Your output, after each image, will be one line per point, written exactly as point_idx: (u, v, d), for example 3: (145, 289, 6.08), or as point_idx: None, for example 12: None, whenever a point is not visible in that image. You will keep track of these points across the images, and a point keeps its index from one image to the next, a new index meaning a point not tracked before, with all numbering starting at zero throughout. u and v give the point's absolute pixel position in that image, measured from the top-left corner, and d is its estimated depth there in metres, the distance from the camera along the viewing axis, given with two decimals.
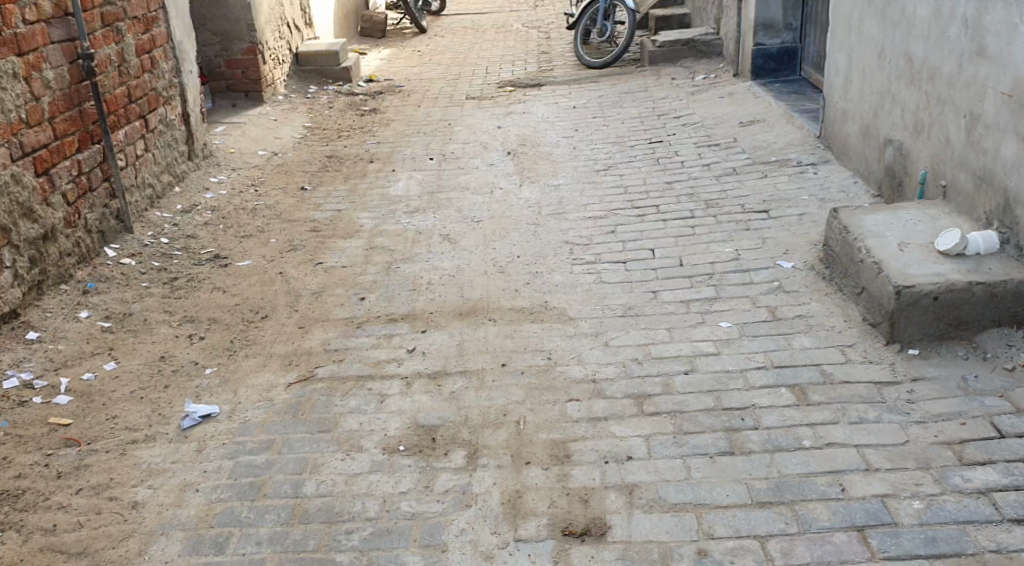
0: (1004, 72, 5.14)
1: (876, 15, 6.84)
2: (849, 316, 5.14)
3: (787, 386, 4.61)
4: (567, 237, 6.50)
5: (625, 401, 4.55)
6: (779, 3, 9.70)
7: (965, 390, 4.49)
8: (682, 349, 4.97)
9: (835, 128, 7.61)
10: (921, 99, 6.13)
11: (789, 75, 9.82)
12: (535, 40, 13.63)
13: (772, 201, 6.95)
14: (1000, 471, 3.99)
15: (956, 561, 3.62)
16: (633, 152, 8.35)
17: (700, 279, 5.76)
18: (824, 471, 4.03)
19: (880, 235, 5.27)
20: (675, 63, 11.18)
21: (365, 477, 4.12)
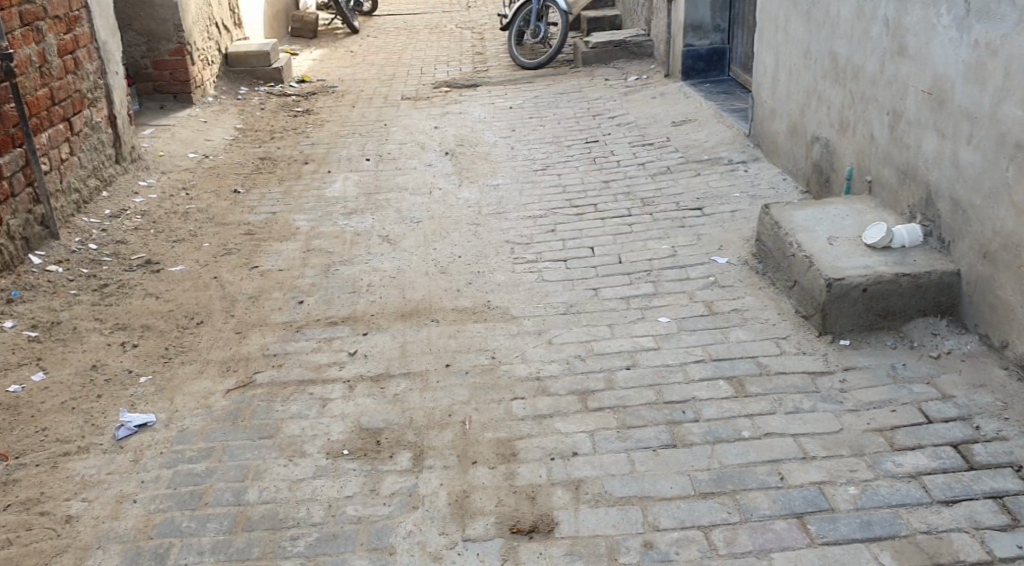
0: (923, 70, 5.19)
1: (801, 16, 6.93)
2: (783, 309, 5.20)
3: (725, 378, 4.64)
4: (508, 237, 6.48)
5: (569, 397, 4.54)
6: (708, 4, 9.75)
7: (894, 378, 4.56)
8: (624, 345, 4.98)
9: (765, 126, 7.70)
10: (846, 97, 6.22)
11: (718, 76, 9.91)
12: (469, 40, 13.62)
13: (706, 198, 7.00)
14: (929, 455, 4.05)
15: (890, 543, 3.66)
16: (570, 151, 8.37)
17: (639, 276, 5.79)
18: (763, 460, 4.06)
19: (810, 230, 5.34)
20: (608, 63, 11.24)
21: (309, 482, 4.06)
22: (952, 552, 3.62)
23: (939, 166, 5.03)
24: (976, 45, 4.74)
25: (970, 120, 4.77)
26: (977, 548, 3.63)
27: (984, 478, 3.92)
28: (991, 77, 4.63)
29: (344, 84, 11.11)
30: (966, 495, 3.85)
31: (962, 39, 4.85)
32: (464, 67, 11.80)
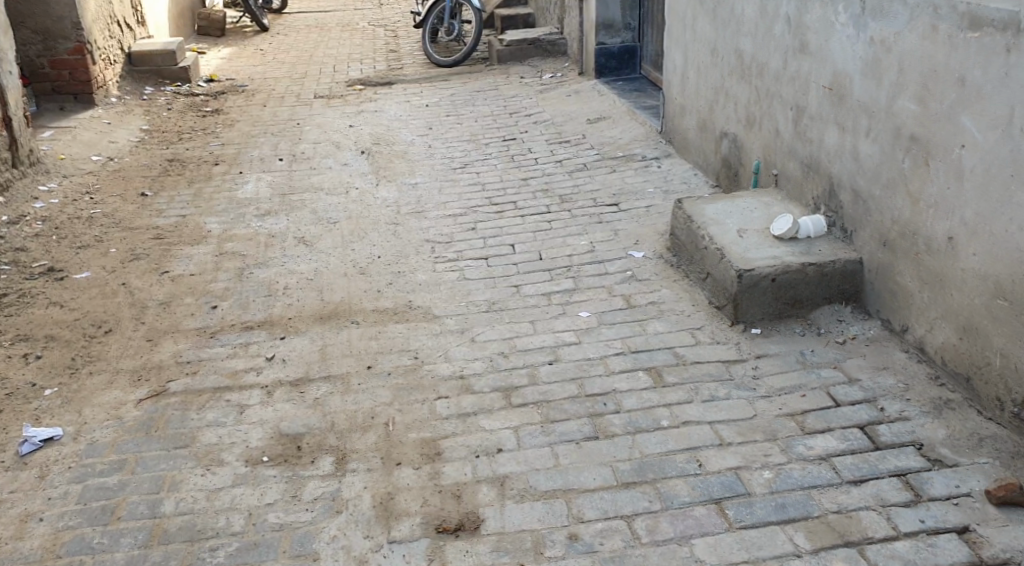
0: (823, 67, 5.28)
1: (708, 14, 7.01)
2: (697, 300, 5.25)
3: (644, 369, 4.66)
4: (428, 236, 6.43)
5: (493, 395, 4.51)
6: (618, 3, 9.81)
7: (804, 364, 4.62)
8: (545, 341, 4.97)
9: (676, 122, 7.77)
10: (752, 94, 6.31)
11: (630, 74, 9.98)
12: (382, 39, 13.50)
13: (622, 194, 7.04)
14: (838, 437, 4.09)
15: (804, 525, 3.68)
16: (488, 149, 8.34)
17: (559, 272, 5.78)
18: (682, 449, 4.08)
19: (721, 222, 5.40)
20: (523, 62, 11.25)
21: (228, 490, 3.96)
22: (861, 530, 3.65)
23: (841, 159, 5.12)
24: (870, 42, 4.77)
25: (868, 114, 4.83)
26: (883, 524, 3.66)
27: (889, 457, 3.96)
28: (884, 72, 4.66)
29: (254, 83, 10.91)
30: (872, 474, 3.88)
31: (858, 36, 4.90)
32: (378, 66, 11.69)
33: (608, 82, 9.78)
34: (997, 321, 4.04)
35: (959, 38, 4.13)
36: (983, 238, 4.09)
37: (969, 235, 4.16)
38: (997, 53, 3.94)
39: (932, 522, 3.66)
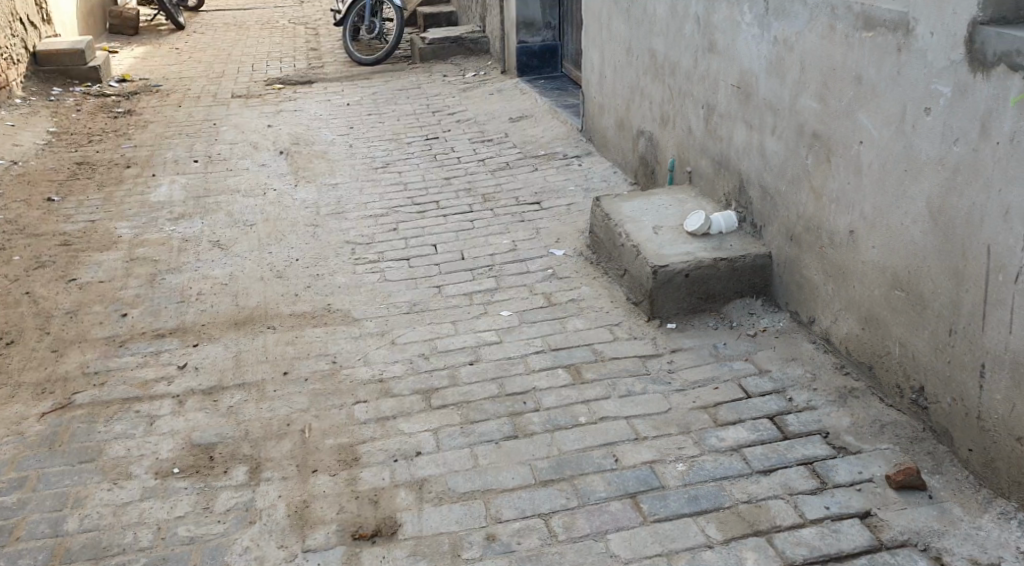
0: (731, 66, 5.36)
1: (622, 14, 7.06)
2: (615, 297, 5.30)
3: (564, 366, 4.69)
4: (348, 237, 6.38)
5: (413, 397, 4.49)
6: (537, 3, 9.86)
7: (716, 356, 4.69)
8: (466, 340, 4.97)
9: (596, 121, 7.82)
10: (665, 92, 6.38)
11: (552, 72, 10.02)
12: (303, 36, 13.36)
13: (543, 192, 7.07)
14: (748, 428, 4.13)
15: (715, 516, 3.67)
16: (410, 148, 8.31)
17: (481, 271, 5.78)
18: (599, 444, 4.10)
19: (637, 219, 5.45)
20: (445, 60, 11.22)
21: (136, 505, 3.88)
22: (769, 519, 3.63)
23: (749, 156, 5.21)
24: (775, 41, 4.85)
25: (774, 112, 4.91)
26: (791, 512, 3.65)
27: (797, 446, 3.98)
28: (788, 70, 4.74)
29: (169, 83, 10.71)
30: (781, 463, 3.90)
31: (762, 36, 4.98)
32: (299, 64, 11.56)
33: (529, 80, 9.81)
34: (895, 311, 4.04)
35: (854, 38, 4.16)
36: (881, 232, 4.09)
37: (868, 228, 4.17)
38: (889, 52, 3.92)
39: (836, 508, 3.64)
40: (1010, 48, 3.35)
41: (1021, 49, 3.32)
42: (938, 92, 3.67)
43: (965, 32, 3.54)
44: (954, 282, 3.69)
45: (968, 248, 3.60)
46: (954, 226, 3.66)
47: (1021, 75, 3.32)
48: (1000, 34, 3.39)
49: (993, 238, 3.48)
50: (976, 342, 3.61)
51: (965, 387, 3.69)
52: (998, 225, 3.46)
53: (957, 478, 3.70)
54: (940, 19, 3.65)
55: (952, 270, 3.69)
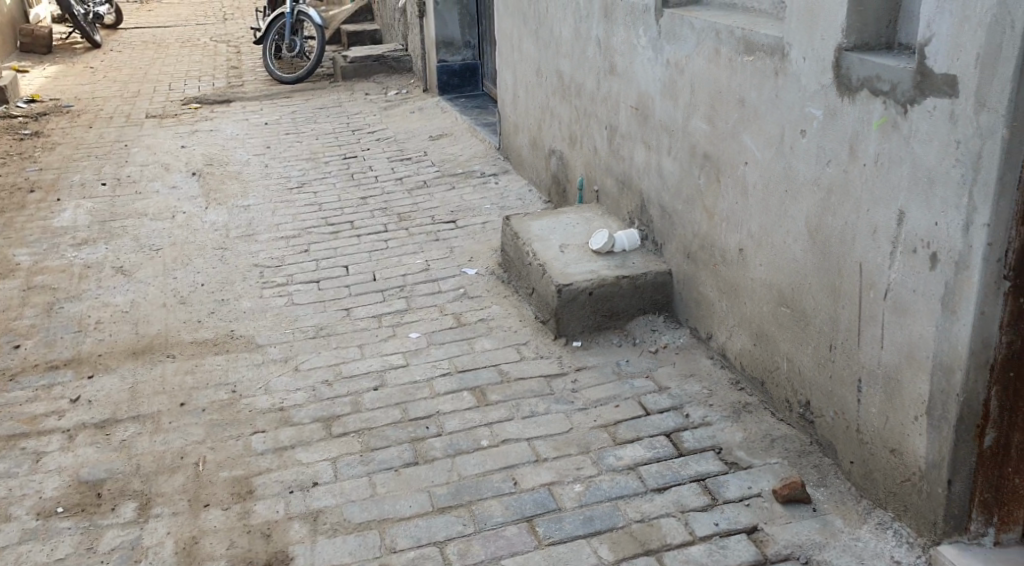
0: (630, 88, 5.44)
1: (530, 35, 7.11)
2: (523, 316, 5.33)
3: (468, 389, 4.69)
4: (258, 260, 6.31)
5: (313, 425, 4.45)
6: (456, 22, 9.87)
7: (619, 374, 4.75)
8: (373, 364, 4.94)
9: (512, 140, 7.87)
10: (572, 113, 6.44)
11: (472, 91, 10.07)
12: (225, 55, 13.22)
13: (458, 211, 7.08)
14: (645, 446, 4.18)
15: (608, 536, 3.71)
16: (327, 167, 8.25)
17: (392, 292, 5.77)
18: (499, 468, 4.11)
19: (545, 238, 5.50)
20: (367, 78, 11.20)
21: (14, 548, 3.77)
22: (660, 537, 3.68)
23: (648, 175, 5.29)
24: (667, 64, 4.93)
25: (668, 133, 5.00)
26: (681, 530, 3.70)
27: (691, 463, 4.04)
28: (680, 93, 4.83)
29: (79, 103, 10.51)
30: (675, 480, 3.96)
31: (656, 58, 5.07)
32: (217, 83, 11.42)
33: (449, 99, 9.86)
34: (782, 327, 4.14)
35: (737, 61, 4.25)
36: (766, 250, 4.18)
37: (755, 246, 4.27)
38: (768, 76, 4.03)
39: (725, 525, 3.70)
40: (871, 74, 3.45)
41: (881, 74, 3.40)
42: (811, 115, 3.78)
43: (832, 58, 3.64)
44: (832, 299, 3.78)
45: (843, 267, 3.69)
46: (831, 244, 3.75)
47: (882, 99, 3.41)
48: (863, 60, 3.49)
49: (863, 256, 3.57)
50: (853, 357, 3.70)
51: (846, 401, 3.78)
52: (868, 243, 3.55)
53: (841, 490, 3.80)
54: (811, 45, 3.74)
55: (830, 288, 3.79)
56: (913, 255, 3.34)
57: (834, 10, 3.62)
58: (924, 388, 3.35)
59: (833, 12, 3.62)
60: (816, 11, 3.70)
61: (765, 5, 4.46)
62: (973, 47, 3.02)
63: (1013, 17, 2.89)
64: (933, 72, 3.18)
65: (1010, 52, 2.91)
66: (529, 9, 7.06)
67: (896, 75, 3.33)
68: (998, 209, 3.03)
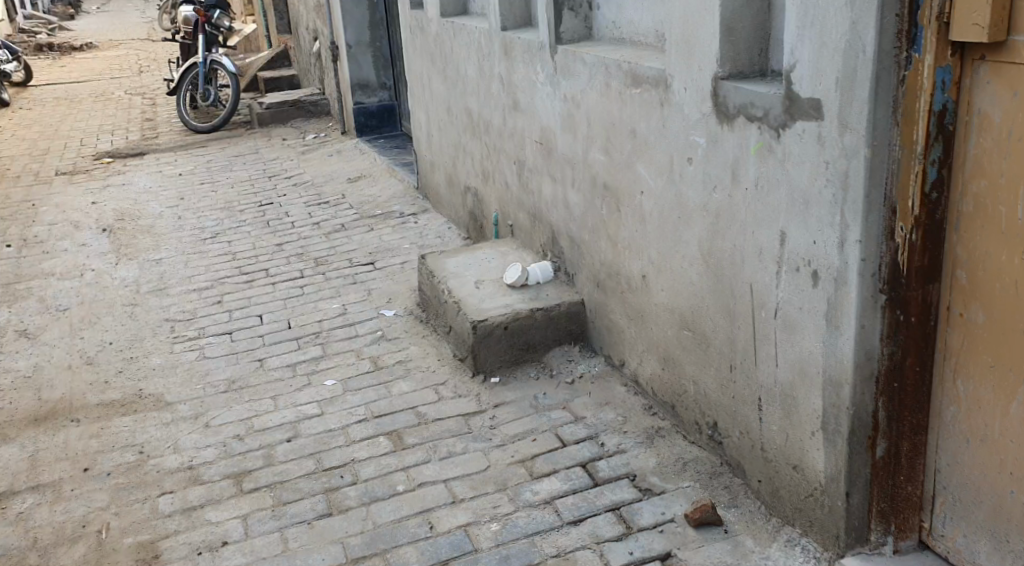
0: (533, 122, 5.48)
1: (438, 74, 7.13)
2: (442, 355, 5.32)
3: (385, 434, 4.65)
4: (168, 314, 6.21)
5: (223, 482, 4.37)
6: (370, 64, 9.86)
7: (537, 408, 4.74)
8: (287, 416, 4.87)
9: (430, 178, 7.88)
10: (483, 149, 6.47)
11: (391, 131, 10.08)
12: (139, 107, 13.05)
13: (377, 252, 7.06)
14: (562, 479, 4.18)
15: None
16: (242, 215, 8.16)
17: (307, 339, 5.71)
18: (415, 513, 4.07)
19: (459, 275, 5.50)
20: (284, 123, 11.15)
21: None
22: None
23: (555, 207, 5.34)
24: (564, 99, 4.98)
25: (570, 165, 5.05)
26: (597, 561, 3.70)
27: (606, 493, 4.05)
28: (578, 126, 4.88)
29: None
30: (590, 511, 3.96)
31: (553, 93, 5.12)
32: (131, 136, 11.26)
33: (368, 140, 9.86)
34: (686, 350, 4.19)
35: (627, 94, 4.32)
36: (666, 275, 4.24)
37: (655, 272, 4.32)
38: (654, 107, 4.10)
39: (639, 553, 3.71)
40: (746, 101, 3.53)
41: (754, 101, 3.48)
42: (695, 143, 3.85)
43: (709, 87, 3.72)
44: (728, 320, 3.84)
45: (735, 288, 3.76)
46: (723, 267, 3.82)
47: (757, 125, 3.49)
48: (737, 88, 3.57)
49: (753, 277, 3.64)
50: (752, 376, 3.76)
51: (749, 421, 3.84)
52: (755, 264, 3.62)
53: (751, 510, 3.84)
54: (690, 75, 3.82)
55: (725, 309, 3.84)
56: (797, 273, 3.41)
57: (708, 41, 3.70)
58: (818, 402, 3.42)
59: (707, 43, 3.70)
60: (692, 42, 3.78)
61: (650, 37, 4.54)
62: (832, 72, 3.11)
63: (864, 41, 2.97)
64: (800, 97, 3.26)
65: (863, 75, 2.99)
66: (435, 49, 7.09)
67: (768, 102, 3.42)
68: (868, 226, 3.11)
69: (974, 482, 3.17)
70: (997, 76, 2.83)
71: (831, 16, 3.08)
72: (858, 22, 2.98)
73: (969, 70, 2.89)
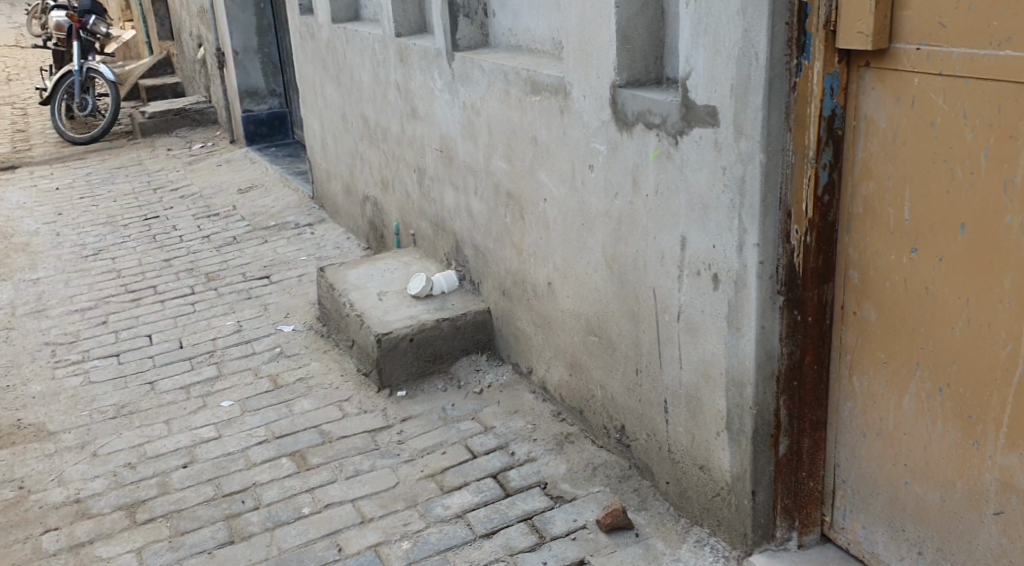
0: (432, 130, 5.47)
1: (331, 81, 7.06)
2: (345, 370, 5.26)
3: (288, 454, 4.58)
4: (48, 337, 6.02)
5: (114, 514, 4.24)
6: (259, 71, 9.73)
7: (445, 420, 4.73)
8: (181, 441, 4.76)
9: (325, 188, 7.81)
10: (380, 157, 6.43)
11: (282, 139, 9.98)
12: (10, 117, 12.63)
13: (272, 265, 6.97)
14: (473, 491, 4.17)
15: None
16: (126, 230, 7.95)
17: (200, 359, 5.59)
18: (321, 535, 4.01)
19: (362, 287, 5.45)
20: (169, 133, 10.93)
21: None
22: None
23: (459, 216, 5.33)
24: (463, 107, 4.99)
25: (472, 173, 5.05)
26: None
27: (518, 503, 4.05)
28: (478, 134, 4.88)
29: None
30: (503, 523, 3.96)
31: (452, 101, 5.11)
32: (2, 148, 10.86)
33: (258, 149, 9.72)
34: (592, 356, 4.22)
35: (527, 102, 4.34)
36: (571, 282, 4.27)
37: (560, 278, 4.35)
38: (555, 114, 4.13)
39: (553, 562, 3.72)
40: (644, 108, 3.57)
41: (652, 108, 3.53)
42: (596, 150, 3.89)
43: (608, 95, 3.76)
44: (633, 325, 3.88)
45: (639, 293, 3.80)
46: (626, 273, 3.86)
47: (655, 132, 3.54)
48: (635, 95, 3.62)
49: (656, 281, 3.69)
50: (657, 379, 3.81)
51: (656, 423, 3.89)
52: (657, 269, 3.67)
53: (660, 512, 3.89)
54: (589, 82, 3.86)
55: (630, 313, 3.89)
56: (698, 276, 3.47)
57: (605, 49, 3.74)
58: (721, 403, 3.48)
59: (604, 50, 3.74)
60: (589, 50, 3.82)
61: (547, 44, 4.57)
62: (726, 79, 3.17)
63: (756, 49, 3.04)
64: (696, 104, 3.32)
65: (757, 81, 3.05)
66: (327, 56, 7.02)
67: (665, 109, 3.47)
68: (764, 229, 3.17)
69: (871, 475, 3.26)
70: (881, 82, 2.92)
71: (724, 24, 3.14)
72: (750, 30, 3.04)
73: (855, 76, 2.98)
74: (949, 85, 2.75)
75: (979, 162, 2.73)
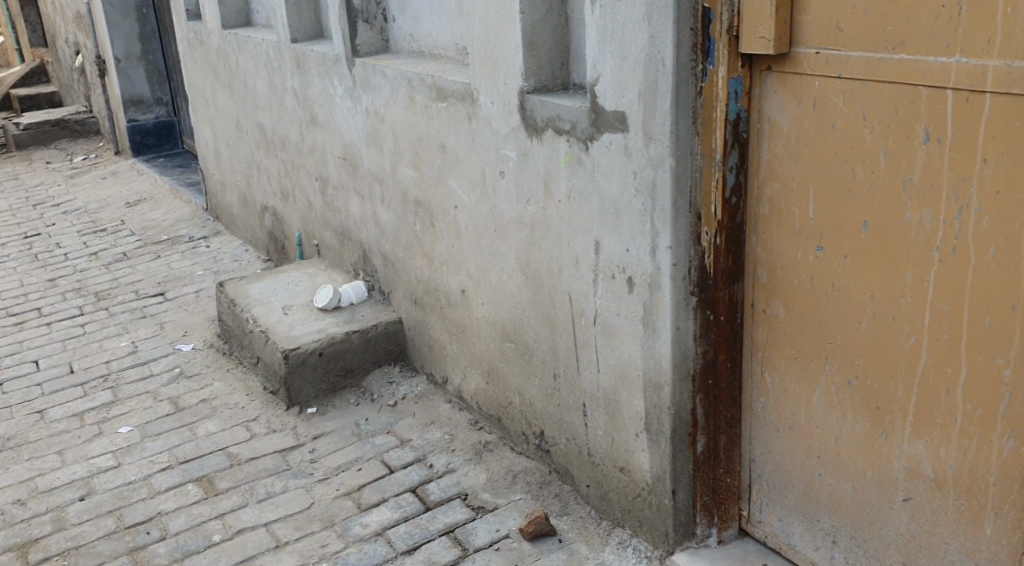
0: (334, 138, 5.41)
1: (223, 88, 6.93)
2: (251, 389, 5.18)
3: (194, 480, 4.48)
4: None
5: (7, 556, 4.07)
6: (144, 80, 9.52)
7: (359, 435, 4.68)
8: (77, 472, 4.61)
9: (219, 199, 7.68)
10: (279, 166, 6.34)
11: (171, 148, 9.79)
12: None
13: (167, 281, 6.82)
14: (392, 507, 4.13)
15: None
16: (6, 250, 7.68)
17: (94, 384, 5.44)
18: (235, 563, 3.93)
19: (265, 301, 5.37)
20: (48, 145, 10.62)
21: None
22: None
23: (366, 225, 5.29)
24: (366, 114, 4.95)
25: (378, 182, 5.01)
26: None
27: (439, 516, 4.03)
28: (383, 141, 4.85)
29: None
30: (424, 537, 3.93)
31: (354, 108, 5.06)
32: None
33: (146, 160, 9.52)
34: (509, 362, 4.23)
35: (432, 108, 4.33)
36: (485, 288, 4.27)
37: (474, 286, 4.35)
38: (462, 120, 4.13)
39: None
40: (553, 114, 3.60)
41: (561, 114, 3.56)
42: (506, 156, 3.90)
43: (516, 101, 3.77)
44: (549, 330, 3.90)
45: (554, 299, 3.82)
46: (541, 278, 3.88)
47: (565, 138, 3.56)
48: (543, 102, 3.63)
49: (571, 286, 3.71)
50: (574, 383, 3.83)
51: (575, 427, 3.91)
52: (572, 274, 3.69)
53: (581, 516, 3.91)
54: (496, 89, 3.87)
55: (545, 318, 3.90)
56: (613, 280, 3.50)
57: (511, 54, 3.75)
58: (640, 404, 3.52)
59: (511, 56, 3.75)
60: (496, 55, 3.82)
61: (450, 50, 4.57)
62: (634, 85, 3.20)
63: (662, 54, 3.07)
64: (605, 110, 3.35)
65: (664, 86, 3.09)
66: (218, 62, 6.88)
67: (575, 114, 3.49)
68: (676, 231, 3.21)
69: (786, 468, 3.33)
70: (783, 85, 2.99)
71: (630, 31, 3.17)
72: (655, 35, 3.08)
73: (758, 80, 3.05)
74: (847, 87, 2.83)
75: (879, 162, 2.81)
